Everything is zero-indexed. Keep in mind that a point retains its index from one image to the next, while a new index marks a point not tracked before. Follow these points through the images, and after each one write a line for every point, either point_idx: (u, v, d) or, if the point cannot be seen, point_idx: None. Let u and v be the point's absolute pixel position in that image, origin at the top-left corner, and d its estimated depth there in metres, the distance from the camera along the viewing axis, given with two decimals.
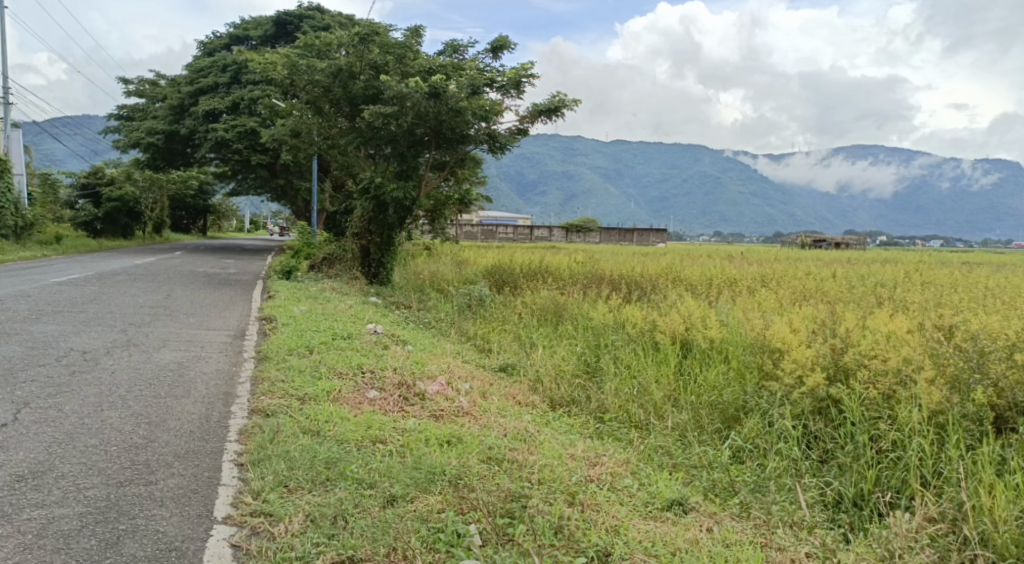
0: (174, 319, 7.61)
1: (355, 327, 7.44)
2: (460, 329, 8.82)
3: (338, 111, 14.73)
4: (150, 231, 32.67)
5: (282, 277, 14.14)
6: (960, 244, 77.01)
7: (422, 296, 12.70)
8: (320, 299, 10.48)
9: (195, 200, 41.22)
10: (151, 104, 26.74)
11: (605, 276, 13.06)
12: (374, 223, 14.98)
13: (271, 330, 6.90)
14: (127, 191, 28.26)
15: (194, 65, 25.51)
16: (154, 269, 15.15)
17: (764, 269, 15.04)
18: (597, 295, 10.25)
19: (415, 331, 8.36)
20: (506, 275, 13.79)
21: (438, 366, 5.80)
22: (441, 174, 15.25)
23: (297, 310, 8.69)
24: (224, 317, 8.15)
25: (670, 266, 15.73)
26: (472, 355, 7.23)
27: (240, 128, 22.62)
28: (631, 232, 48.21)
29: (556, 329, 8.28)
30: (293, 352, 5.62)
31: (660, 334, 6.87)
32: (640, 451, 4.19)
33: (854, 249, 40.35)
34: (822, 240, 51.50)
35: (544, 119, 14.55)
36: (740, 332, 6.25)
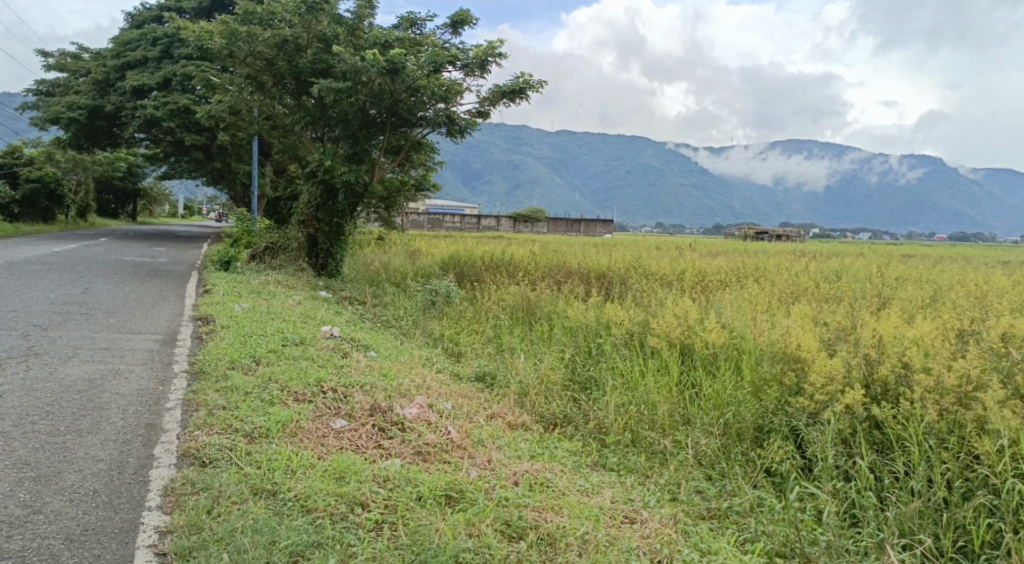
0: (94, 320, 6.54)
1: (307, 328, 6.52)
2: (425, 328, 8.03)
3: (283, 88, 13.60)
4: (74, 216, 30.37)
5: (220, 267, 12.91)
6: (888, 237, 79.95)
7: (377, 289, 11.79)
8: (265, 293, 9.46)
9: (124, 184, 38.75)
10: (74, 79, 24.65)
11: (571, 269, 12.41)
12: (321, 210, 13.98)
13: (209, 334, 5.92)
14: (47, 173, 26.09)
15: (122, 37, 23.63)
16: (75, 257, 13.67)
17: (731, 261, 14.70)
18: (572, 293, 9.60)
19: (375, 332, 7.49)
20: (465, 267, 12.99)
21: (409, 380, 4.96)
22: (395, 159, 14.28)
23: (239, 307, 7.69)
24: (154, 316, 7.09)
25: (635, 259, 15.20)
26: (443, 361, 6.46)
27: (172, 106, 21.00)
28: (578, 222, 48.00)
29: (533, 330, 7.59)
30: (235, 363, 4.69)
31: (653, 337, 6.27)
32: (670, 496, 3.57)
33: (795, 241, 40.97)
34: (765, 232, 52.22)
35: (506, 101, 13.77)
36: (748, 339, 5.71)
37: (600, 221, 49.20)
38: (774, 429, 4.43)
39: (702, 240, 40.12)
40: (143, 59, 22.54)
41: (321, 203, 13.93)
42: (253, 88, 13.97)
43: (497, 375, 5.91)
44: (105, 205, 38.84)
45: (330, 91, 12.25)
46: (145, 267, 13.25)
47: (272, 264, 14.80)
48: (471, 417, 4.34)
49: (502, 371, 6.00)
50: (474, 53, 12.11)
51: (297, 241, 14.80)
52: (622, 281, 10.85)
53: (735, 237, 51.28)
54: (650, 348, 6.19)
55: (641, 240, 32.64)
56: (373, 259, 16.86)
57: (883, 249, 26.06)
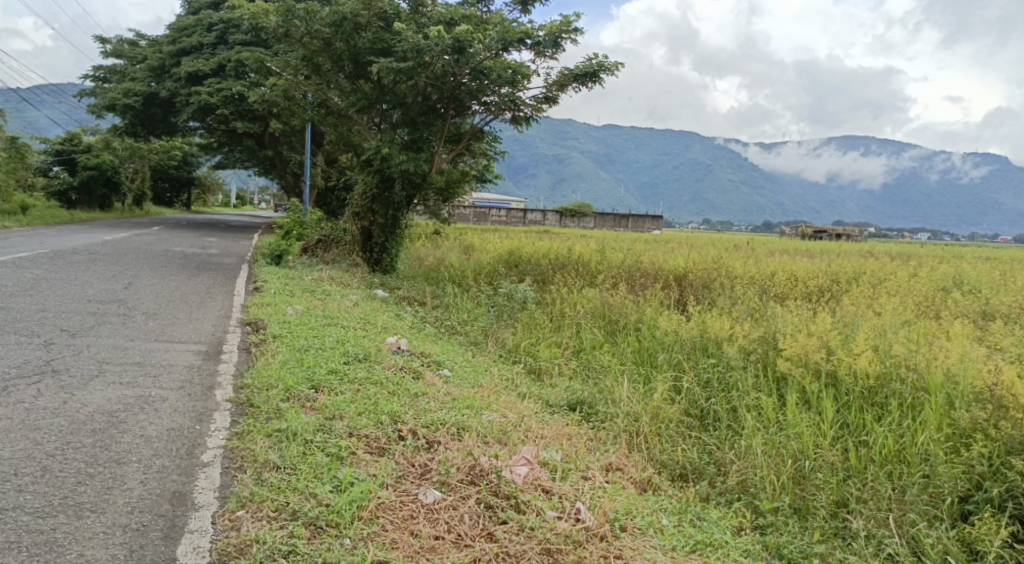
0: (135, 324, 5.73)
1: (371, 340, 5.61)
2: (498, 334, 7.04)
3: (340, 69, 12.79)
4: (129, 204, 30.35)
5: (271, 261, 12.19)
6: (950, 238, 76.02)
7: (437, 289, 10.91)
8: (319, 293, 8.62)
9: (179, 172, 38.90)
10: (129, 65, 24.39)
11: (645, 270, 11.34)
12: (377, 202, 13.22)
13: (260, 346, 5.04)
14: (104, 160, 26.02)
15: (178, 23, 23.27)
16: (123, 247, 13.13)
17: (821, 264, 13.36)
18: (659, 300, 8.50)
19: (444, 344, 6.56)
20: (529, 265, 12.04)
21: (499, 414, 3.97)
22: (456, 148, 13.36)
23: (292, 310, 6.83)
24: (199, 319, 6.29)
25: (710, 259, 14.01)
26: (528, 382, 5.46)
27: (225, 92, 20.48)
28: (626, 218, 46.63)
29: (627, 345, 6.54)
30: (289, 391, 3.76)
31: (783, 356, 5.13)
32: None
33: (860, 241, 38.84)
34: (824, 231, 49.96)
35: (577, 85, 12.69)
36: (921, 369, 4.58)
37: (650, 218, 47.67)
38: (988, 501, 3.40)
39: (759, 238, 38.39)
40: (198, 44, 22.09)
41: (377, 194, 13.17)
42: (308, 70, 13.20)
43: (597, 402, 4.90)
44: (161, 193, 39.03)
45: (390, 71, 11.37)
46: (194, 258, 12.61)
47: (325, 258, 14.05)
48: (588, 474, 3.35)
49: (604, 398, 4.98)
50: (547, 30, 11.04)
51: (351, 234, 14.01)
52: (711, 286, 9.71)
53: (791, 235, 49.18)
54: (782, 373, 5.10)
55: (698, 238, 31.23)
56: (428, 254, 15.99)
57: (964, 253, 24.06)
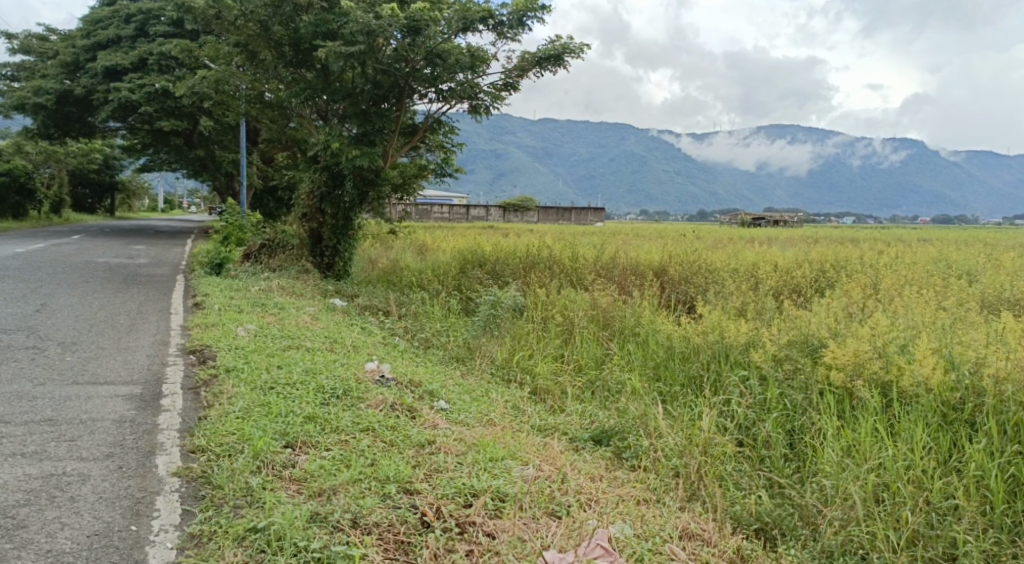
0: (49, 359, 4.63)
1: (344, 368, 4.69)
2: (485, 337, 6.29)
3: (280, 57, 11.67)
4: (47, 212, 28.06)
5: (210, 270, 10.96)
6: (877, 221, 78.81)
7: (401, 295, 9.98)
8: (271, 307, 7.62)
9: (101, 176, 36.45)
10: (39, 61, 22.35)
11: (623, 266, 10.64)
12: (326, 201, 12.15)
13: (212, 384, 4.04)
14: (16, 165, 23.85)
15: (92, 15, 21.41)
16: (38, 259, 11.67)
17: (796, 254, 12.96)
18: (653, 302, 7.82)
19: (428, 367, 5.73)
20: (496, 263, 11.23)
21: (533, 466, 3.13)
22: (411, 141, 12.39)
23: (244, 333, 5.82)
24: (131, 347, 5.21)
25: (682, 252, 13.44)
26: (537, 410, 4.68)
27: (148, 88, 18.86)
28: (569, 211, 46.46)
29: (635, 361, 5.80)
30: (260, 458, 2.85)
31: (827, 360, 4.41)
32: None
33: (802, 227, 39.43)
34: (763, 217, 50.70)
35: (540, 70, 11.94)
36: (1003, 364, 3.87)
37: (593, 211, 47.50)
38: None
39: (705, 227, 38.52)
40: (116, 36, 20.35)
41: (326, 192, 12.08)
42: (243, 58, 12.02)
43: (629, 433, 4.15)
44: (82, 199, 36.44)
45: (338, 57, 10.33)
46: (122, 269, 11.30)
47: (270, 264, 12.83)
48: (668, 551, 2.59)
49: (635, 429, 4.22)
50: (511, 9, 10.26)
51: (299, 238, 13.02)
52: (700, 282, 9.06)
53: (731, 223, 49.66)
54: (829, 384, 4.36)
55: (647, 229, 30.94)
56: (380, 256, 14.96)
57: (906, 235, 24.36)
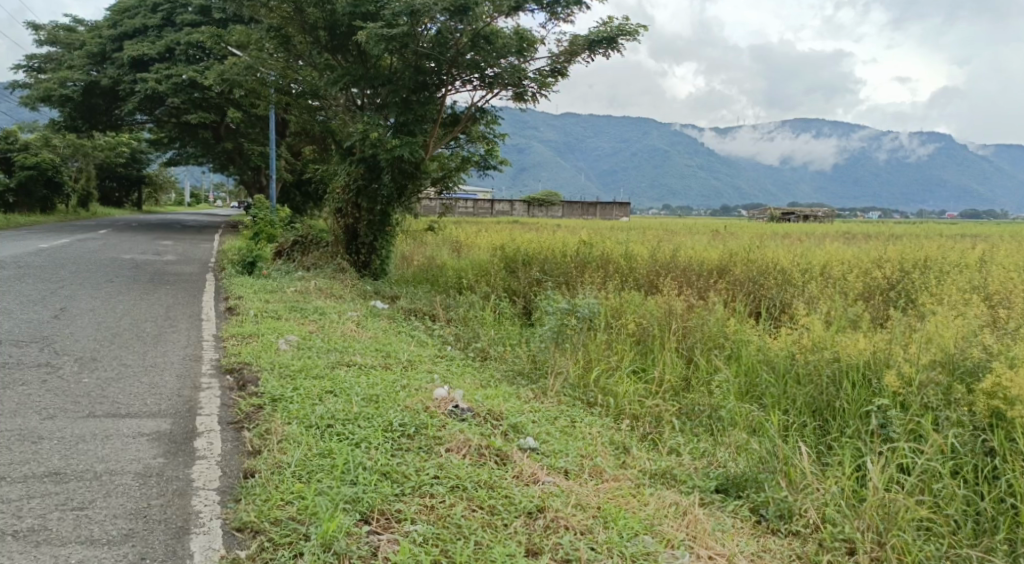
0: (62, 381, 3.92)
1: (408, 396, 3.96)
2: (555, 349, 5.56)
3: (314, 42, 10.98)
4: (74, 206, 27.76)
5: (241, 269, 10.31)
6: (910, 216, 76.70)
7: (445, 297, 9.26)
8: (311, 312, 6.92)
9: (128, 171, 36.21)
10: (66, 52, 21.88)
11: (683, 264, 9.84)
12: (363, 195, 11.46)
13: (256, 422, 3.32)
14: (44, 159, 23.51)
15: (119, 4, 20.90)
16: (63, 256, 11.09)
17: (865, 252, 11.99)
18: (733, 310, 7.02)
19: (498, 387, 4.99)
20: (545, 261, 10.46)
21: (684, 553, 2.44)
22: (453, 131, 11.64)
23: (286, 348, 5.10)
24: (161, 364, 4.51)
25: (740, 249, 12.52)
26: (641, 449, 3.90)
27: (176, 79, 18.30)
28: (594, 205, 45.52)
29: (732, 383, 5.04)
30: (334, 551, 2.17)
31: (1003, 386, 3.57)
32: None
33: (836, 222, 38.24)
34: (793, 213, 49.25)
35: (592, 54, 11.13)
36: None
37: (619, 205, 46.51)
38: None
39: (737, 222, 37.53)
40: (143, 26, 19.82)
41: (363, 186, 11.38)
42: (276, 44, 11.36)
43: (766, 483, 3.33)
44: (109, 194, 36.37)
45: (379, 39, 9.61)
46: (149, 267, 10.69)
47: (303, 262, 12.16)
48: None
49: (773, 475, 3.41)
50: None
51: (333, 234, 12.35)
52: (778, 286, 8.24)
53: (761, 219, 48.43)
54: (999, 418, 3.58)
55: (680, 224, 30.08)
56: (416, 254, 14.28)
57: (953, 232, 23.20)
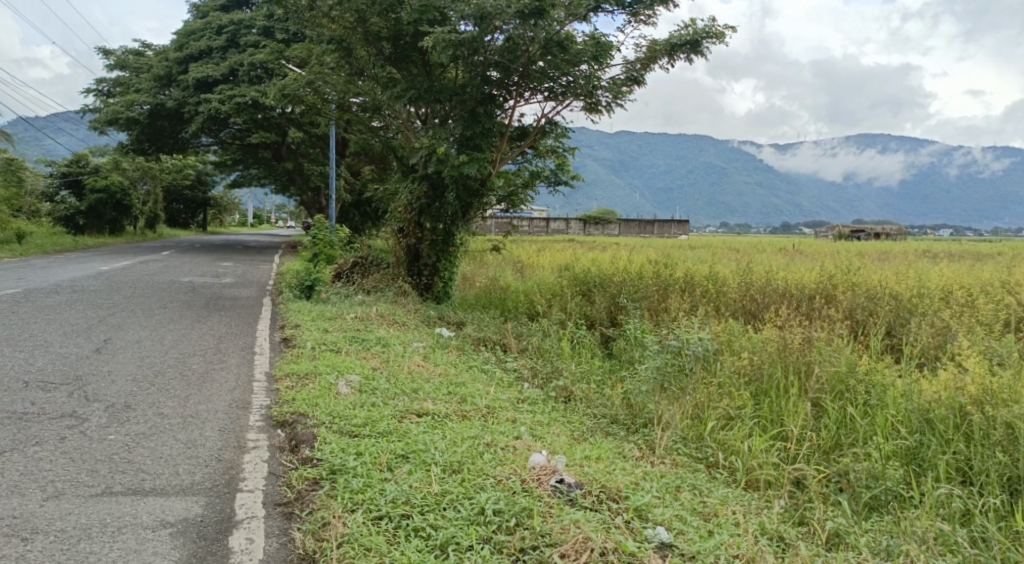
0: (82, 440, 3.24)
1: (497, 464, 3.16)
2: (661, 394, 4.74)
3: (377, 54, 10.45)
4: (142, 228, 28.23)
5: (300, 293, 9.75)
6: (987, 233, 72.67)
7: (516, 324, 8.51)
8: (374, 343, 6.23)
9: (194, 193, 36.94)
10: (135, 76, 22.18)
11: (777, 287, 8.89)
12: (426, 214, 10.84)
13: (311, 510, 2.61)
14: (113, 182, 23.87)
15: (186, 28, 21.09)
16: (123, 280, 10.79)
17: (977, 273, 10.74)
18: (859, 345, 6.07)
19: (598, 443, 4.18)
20: (622, 282, 9.62)
21: None
22: (521, 146, 10.93)
23: (347, 392, 4.36)
24: (203, 414, 3.81)
25: (832, 269, 11.42)
26: (805, 545, 2.99)
27: (239, 100, 18.19)
28: (651, 223, 44.41)
29: (888, 443, 4.13)
30: None
31: None
32: None
33: (911, 240, 36.21)
34: (861, 230, 46.90)
35: (673, 59, 10.26)
36: None
37: (677, 223, 45.19)
38: None
39: (806, 240, 35.81)
40: (208, 48, 19.89)
41: (426, 204, 10.74)
42: (338, 57, 10.87)
43: None
44: (176, 216, 37.18)
45: (447, 46, 8.99)
46: (206, 290, 10.24)
47: (363, 284, 11.58)
48: None
49: None
50: None
51: (395, 255, 11.75)
52: (900, 316, 7.23)
53: (827, 236, 46.28)
54: None
55: (745, 242, 28.83)
56: (478, 275, 13.58)
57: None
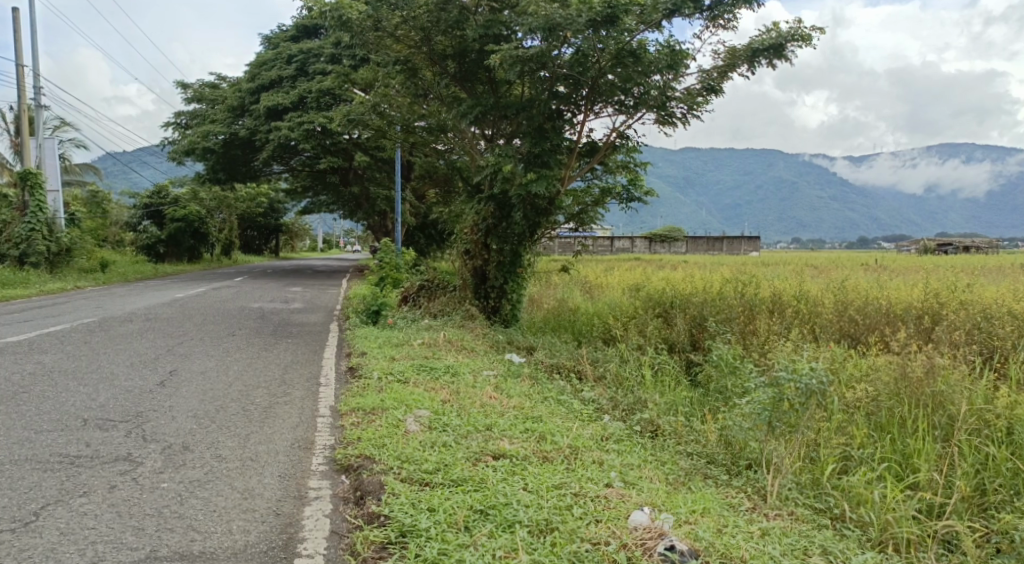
0: (133, 490, 2.94)
1: (591, 525, 2.71)
2: (771, 433, 4.26)
3: (442, 73, 10.24)
4: (217, 255, 29.03)
5: (367, 317, 9.54)
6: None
7: (590, 348, 8.04)
8: (444, 372, 5.87)
9: (267, 220, 37.97)
10: (210, 108, 22.90)
11: (876, 307, 8.15)
12: (493, 235, 10.52)
13: None
14: (190, 211, 24.62)
15: (258, 59, 21.64)
16: (195, 306, 10.82)
17: None
18: (989, 377, 5.36)
19: (701, 490, 3.69)
20: (703, 302, 9.04)
21: None
22: (591, 163, 10.51)
23: (416, 430, 3.97)
24: (263, 457, 3.49)
25: (933, 286, 10.50)
26: None
27: (308, 126, 18.43)
28: (719, 240, 43.11)
29: None
30: None
31: None
32: None
33: (1005, 252, 33.81)
34: (947, 242, 44.27)
35: (752, 65, 9.67)
36: None
37: (746, 238, 43.73)
38: None
39: (888, 256, 33.96)
40: (278, 77, 20.33)
41: (493, 224, 10.43)
42: (403, 78, 10.73)
43: None
44: (249, 242, 38.22)
45: (515, 61, 8.67)
46: (275, 316, 10.16)
47: (430, 308, 11.17)
48: None
49: None
50: None
51: (462, 277, 11.31)
52: None
53: (909, 250, 43.88)
54: None
55: (823, 259, 27.49)
56: (546, 297, 13.15)
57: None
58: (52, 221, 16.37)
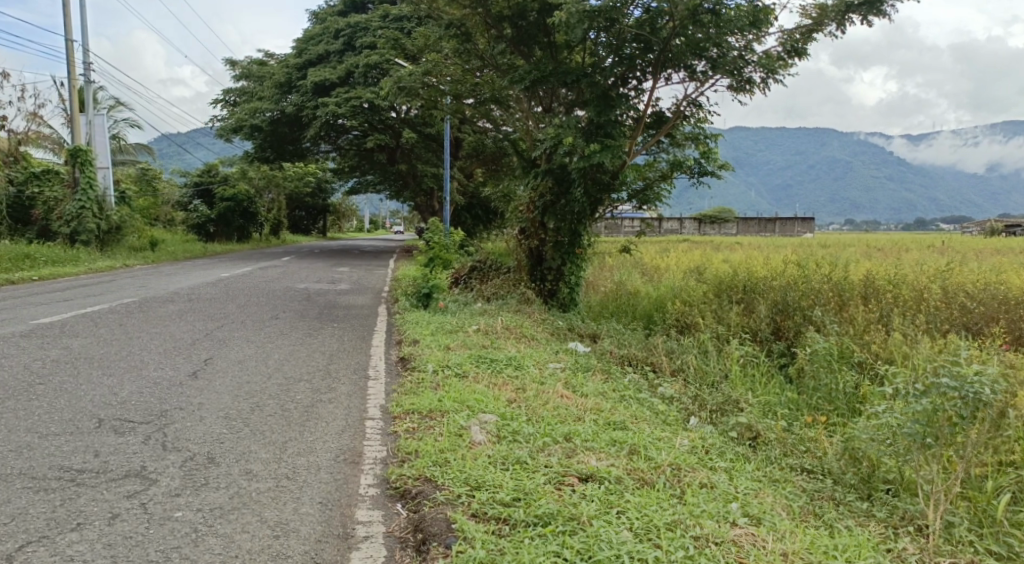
0: (139, 522, 2.36)
1: None
2: (923, 454, 3.44)
3: (498, 38, 9.51)
4: (266, 234, 29.01)
5: (417, 301, 8.93)
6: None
7: (661, 338, 7.27)
8: (505, 365, 5.21)
9: (314, 200, 37.95)
10: (257, 85, 22.61)
11: (989, 293, 7.16)
12: (551, 212, 9.78)
13: None
14: (238, 190, 24.49)
15: (305, 34, 21.20)
16: (241, 287, 10.41)
17: None
18: None
19: (841, 531, 2.91)
20: (785, 286, 8.15)
21: None
22: (658, 135, 9.65)
23: (483, 441, 3.29)
24: (300, 476, 2.87)
25: None
26: None
27: (355, 102, 17.89)
28: (772, 222, 41.60)
29: None
30: None
31: None
32: None
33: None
34: (1016, 224, 41.75)
35: (840, 24, 8.64)
36: None
37: (800, 220, 42.07)
38: None
39: (962, 238, 31.88)
40: (326, 53, 19.86)
41: (551, 201, 9.69)
42: (455, 44, 10.03)
43: None
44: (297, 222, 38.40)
45: (582, 16, 7.73)
46: (321, 298, 9.68)
47: (483, 291, 10.62)
48: None
49: None
50: None
51: (517, 259, 10.69)
52: None
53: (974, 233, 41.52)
54: None
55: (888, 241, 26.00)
56: (604, 279, 12.41)
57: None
58: (101, 199, 16.22)
